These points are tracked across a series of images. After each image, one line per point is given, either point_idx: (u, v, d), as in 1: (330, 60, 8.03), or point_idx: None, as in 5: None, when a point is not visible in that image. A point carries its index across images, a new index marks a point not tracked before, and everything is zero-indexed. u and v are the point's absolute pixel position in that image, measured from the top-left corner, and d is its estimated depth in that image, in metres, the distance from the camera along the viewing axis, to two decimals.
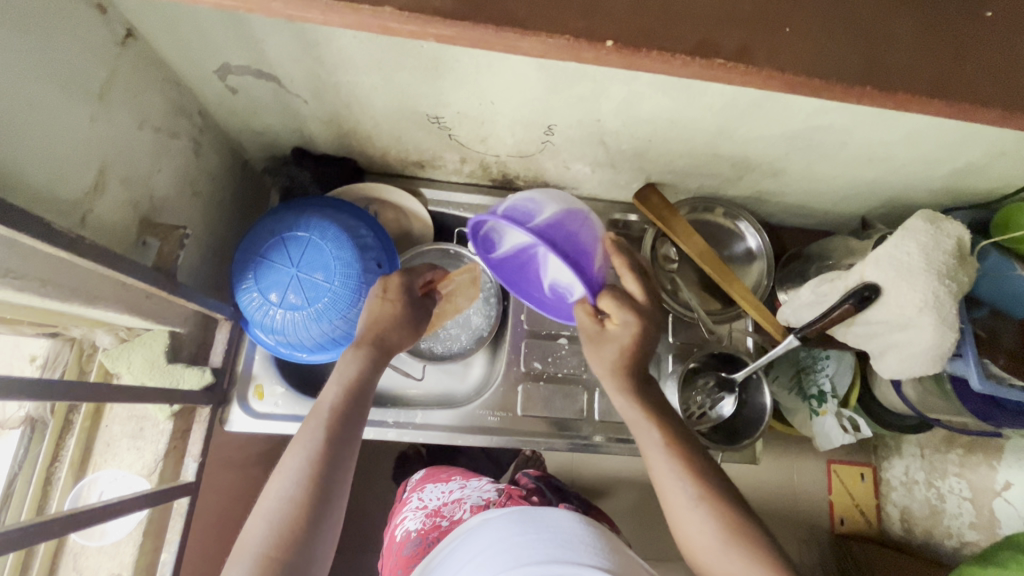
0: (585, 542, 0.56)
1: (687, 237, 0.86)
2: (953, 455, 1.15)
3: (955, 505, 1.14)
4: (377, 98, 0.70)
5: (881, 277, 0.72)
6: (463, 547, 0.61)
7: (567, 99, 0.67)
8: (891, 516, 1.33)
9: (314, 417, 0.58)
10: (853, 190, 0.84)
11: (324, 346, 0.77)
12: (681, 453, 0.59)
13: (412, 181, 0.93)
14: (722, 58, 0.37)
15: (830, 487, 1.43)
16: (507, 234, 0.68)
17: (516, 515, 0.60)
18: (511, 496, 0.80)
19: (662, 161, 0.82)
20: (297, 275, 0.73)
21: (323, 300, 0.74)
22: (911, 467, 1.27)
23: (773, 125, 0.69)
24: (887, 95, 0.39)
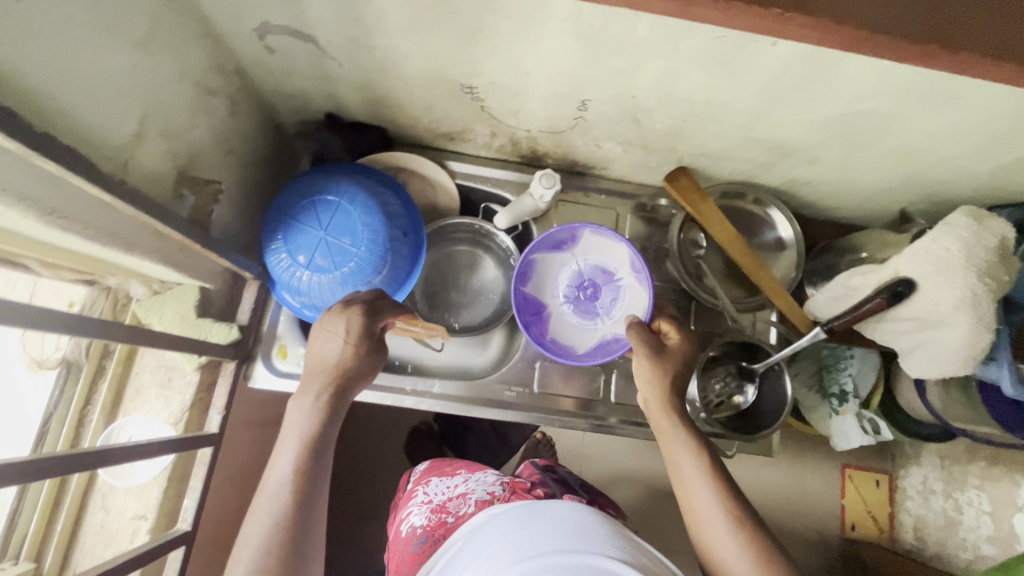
0: (585, 530, 0.58)
1: (717, 223, 0.84)
2: (974, 467, 1.12)
3: (972, 518, 1.12)
4: (412, 65, 0.70)
5: (916, 272, 0.70)
6: (470, 542, 0.63)
7: (603, 72, 0.66)
8: (904, 525, 1.31)
9: (290, 447, 0.64)
10: (891, 184, 0.81)
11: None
12: (718, 483, 0.63)
13: (441, 154, 0.93)
14: (779, 10, 0.37)
15: (843, 492, 1.42)
16: (537, 276, 0.85)
17: (518, 511, 0.63)
18: (515, 490, 0.82)
19: (695, 143, 0.80)
20: (326, 239, 0.74)
21: (349, 265, 0.75)
22: (929, 477, 1.25)
23: (815, 108, 0.67)
24: (949, 54, 0.38)
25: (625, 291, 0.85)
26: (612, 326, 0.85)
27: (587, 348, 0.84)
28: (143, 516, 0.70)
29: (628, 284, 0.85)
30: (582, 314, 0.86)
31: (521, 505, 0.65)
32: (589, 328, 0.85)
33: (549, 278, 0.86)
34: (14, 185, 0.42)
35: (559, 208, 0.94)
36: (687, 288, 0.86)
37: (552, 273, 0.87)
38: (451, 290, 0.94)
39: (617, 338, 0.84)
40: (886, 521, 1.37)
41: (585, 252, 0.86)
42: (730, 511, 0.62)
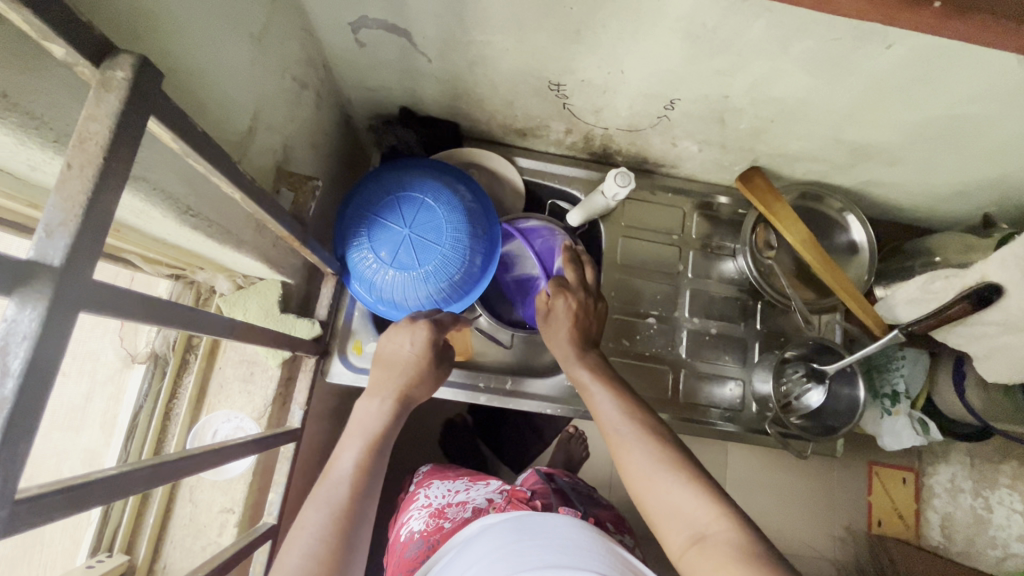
0: (572, 545, 0.58)
1: (790, 223, 0.84)
2: (1006, 466, 1.23)
3: (1003, 517, 1.20)
4: (505, 60, 0.69)
5: (1005, 277, 0.70)
6: (465, 553, 0.64)
7: (701, 72, 0.65)
8: (930, 522, 1.32)
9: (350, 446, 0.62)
10: (967, 187, 0.81)
11: (426, 308, 0.78)
12: (627, 408, 0.66)
13: (509, 150, 0.93)
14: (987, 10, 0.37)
15: (870, 488, 1.40)
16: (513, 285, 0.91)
17: (514, 526, 0.63)
18: (512, 499, 0.82)
19: (775, 143, 0.80)
20: (410, 236, 0.75)
21: (433, 261, 0.75)
22: (958, 475, 1.29)
23: (911, 111, 0.67)
24: None
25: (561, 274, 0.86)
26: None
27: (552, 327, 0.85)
28: (230, 510, 0.70)
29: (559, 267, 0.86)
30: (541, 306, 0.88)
31: (514, 519, 0.65)
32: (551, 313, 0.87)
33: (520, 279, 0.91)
34: (162, 183, 0.42)
35: (626, 207, 0.94)
36: (758, 289, 0.86)
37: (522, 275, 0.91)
38: None
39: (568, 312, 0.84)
40: (913, 518, 1.35)
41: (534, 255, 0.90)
42: (637, 427, 0.63)
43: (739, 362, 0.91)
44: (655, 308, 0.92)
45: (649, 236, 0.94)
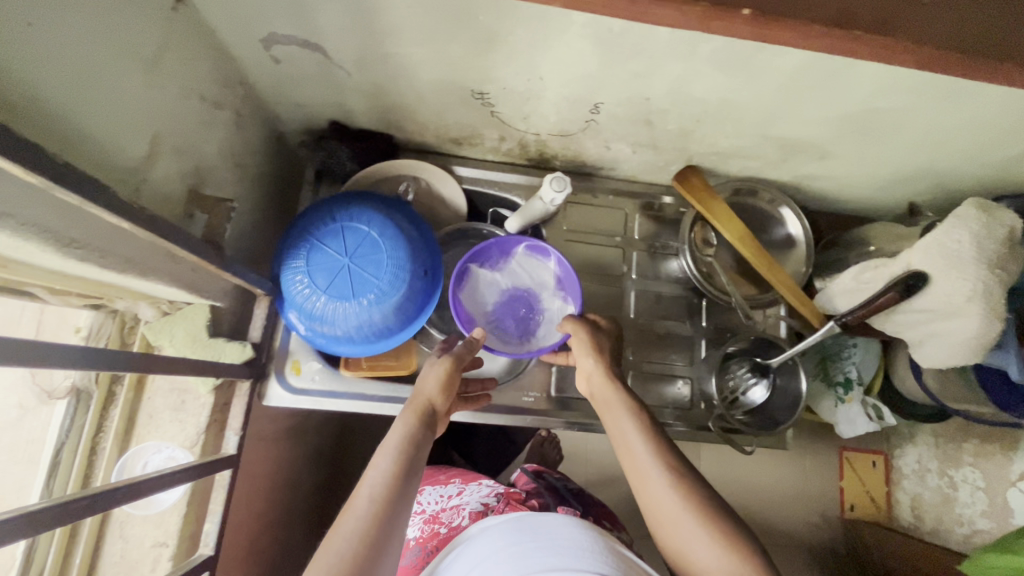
0: (578, 548, 0.58)
1: (727, 221, 0.85)
2: (967, 445, 1.17)
3: (967, 495, 1.16)
4: (425, 72, 0.68)
5: (928, 265, 0.72)
6: (467, 553, 0.64)
7: (619, 75, 0.65)
8: (901, 503, 1.35)
9: (378, 471, 0.60)
10: (897, 177, 0.83)
11: (360, 341, 0.76)
12: (656, 439, 0.65)
13: (447, 159, 0.92)
14: (787, 19, 0.40)
15: (841, 473, 1.47)
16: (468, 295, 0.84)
17: (514, 524, 0.63)
18: (507, 502, 0.88)
19: (705, 142, 0.80)
20: (349, 267, 0.74)
21: (368, 295, 0.74)
22: (923, 457, 1.30)
23: (827, 107, 0.68)
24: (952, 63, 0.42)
25: (549, 310, 0.85)
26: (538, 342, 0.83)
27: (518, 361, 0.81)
28: (163, 544, 0.68)
29: (552, 304, 0.85)
30: (505, 331, 0.84)
31: (517, 517, 0.65)
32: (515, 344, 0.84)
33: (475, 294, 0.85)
34: (32, 218, 0.40)
35: (568, 210, 0.93)
36: (699, 288, 0.86)
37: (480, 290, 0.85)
38: None
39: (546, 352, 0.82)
40: (884, 500, 1.40)
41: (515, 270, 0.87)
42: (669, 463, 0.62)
43: (687, 360, 0.92)
44: (602, 311, 0.92)
45: (593, 239, 0.94)
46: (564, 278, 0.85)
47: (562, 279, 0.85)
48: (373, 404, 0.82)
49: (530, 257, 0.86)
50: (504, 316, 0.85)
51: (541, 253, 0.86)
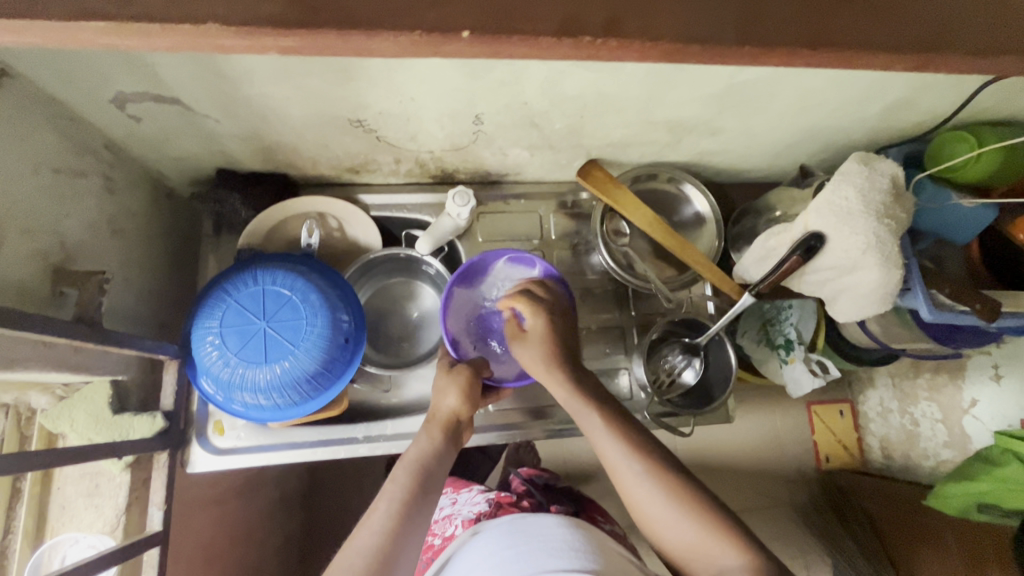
0: (563, 546, 0.66)
1: (634, 207, 0.85)
2: (921, 380, 1.38)
3: (927, 429, 1.36)
4: (296, 109, 0.67)
5: (823, 224, 0.73)
6: (469, 552, 0.73)
7: (489, 84, 0.65)
8: (872, 448, 1.45)
9: (391, 484, 0.64)
10: (791, 140, 0.85)
11: (280, 408, 0.75)
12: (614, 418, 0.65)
13: (349, 188, 0.90)
14: (589, 36, 0.39)
15: (813, 428, 1.49)
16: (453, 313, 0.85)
17: (505, 529, 0.72)
18: (499, 506, 0.95)
19: (597, 135, 0.81)
20: (265, 331, 0.73)
21: (283, 360, 0.73)
22: (885, 397, 1.44)
23: (700, 86, 0.69)
24: (765, 52, 0.42)
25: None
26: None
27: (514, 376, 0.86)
28: None
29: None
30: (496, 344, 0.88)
31: (507, 522, 0.74)
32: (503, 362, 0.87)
33: (459, 313, 0.85)
34: None
35: (481, 221, 0.93)
36: (618, 279, 0.86)
37: (466, 308, 0.86)
38: (394, 323, 0.96)
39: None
40: (856, 446, 1.48)
41: (496, 279, 0.88)
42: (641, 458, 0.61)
43: (621, 351, 0.92)
44: None
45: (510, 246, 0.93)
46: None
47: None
48: (307, 451, 0.80)
49: (514, 266, 0.86)
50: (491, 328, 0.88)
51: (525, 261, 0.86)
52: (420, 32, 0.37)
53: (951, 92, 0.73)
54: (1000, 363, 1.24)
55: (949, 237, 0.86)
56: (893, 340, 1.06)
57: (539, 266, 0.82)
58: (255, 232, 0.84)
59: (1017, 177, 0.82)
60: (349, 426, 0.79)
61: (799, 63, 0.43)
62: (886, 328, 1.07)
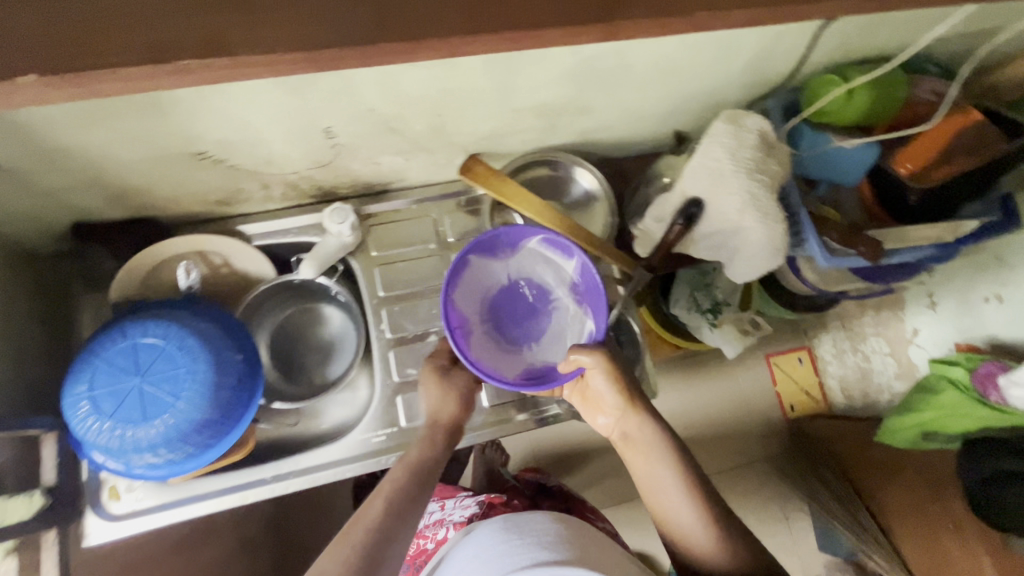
0: (556, 540, 0.69)
1: (518, 197, 0.83)
2: (867, 317, 1.43)
3: (880, 363, 1.41)
4: (125, 152, 0.63)
5: (698, 190, 0.73)
6: (465, 548, 0.75)
7: (321, 96, 0.61)
8: (833, 390, 1.46)
9: (378, 498, 0.61)
10: (669, 105, 0.83)
11: (176, 462, 0.72)
12: (695, 493, 0.65)
13: (228, 221, 0.86)
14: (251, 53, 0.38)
15: (775, 379, 1.48)
16: (463, 286, 0.78)
17: (500, 524, 0.74)
18: (491, 506, 0.96)
19: (466, 131, 0.78)
20: (141, 387, 0.69)
21: (166, 415, 0.69)
22: (836, 339, 1.45)
23: (548, 67, 0.66)
24: (458, 36, 0.41)
25: (558, 314, 0.81)
26: (539, 353, 0.79)
27: (514, 376, 0.77)
28: None
29: (564, 308, 0.81)
30: (505, 336, 0.80)
31: (502, 518, 0.75)
32: (517, 356, 0.79)
33: (470, 287, 0.79)
34: None
35: (373, 234, 0.89)
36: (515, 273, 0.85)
37: (482, 283, 0.80)
38: (305, 350, 0.92)
39: (546, 368, 0.78)
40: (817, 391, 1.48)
41: (522, 264, 0.82)
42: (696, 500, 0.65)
43: None
44: (434, 325, 0.87)
45: (408, 254, 0.90)
46: (583, 283, 0.80)
47: (579, 283, 0.80)
48: (215, 499, 0.77)
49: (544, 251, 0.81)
50: (503, 318, 0.81)
51: (558, 249, 0.81)
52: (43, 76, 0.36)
53: (806, 36, 0.72)
54: (934, 291, 1.27)
55: (838, 180, 0.87)
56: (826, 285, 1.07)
57: (576, 253, 0.77)
58: (128, 283, 0.80)
59: (895, 109, 0.82)
60: (253, 470, 0.76)
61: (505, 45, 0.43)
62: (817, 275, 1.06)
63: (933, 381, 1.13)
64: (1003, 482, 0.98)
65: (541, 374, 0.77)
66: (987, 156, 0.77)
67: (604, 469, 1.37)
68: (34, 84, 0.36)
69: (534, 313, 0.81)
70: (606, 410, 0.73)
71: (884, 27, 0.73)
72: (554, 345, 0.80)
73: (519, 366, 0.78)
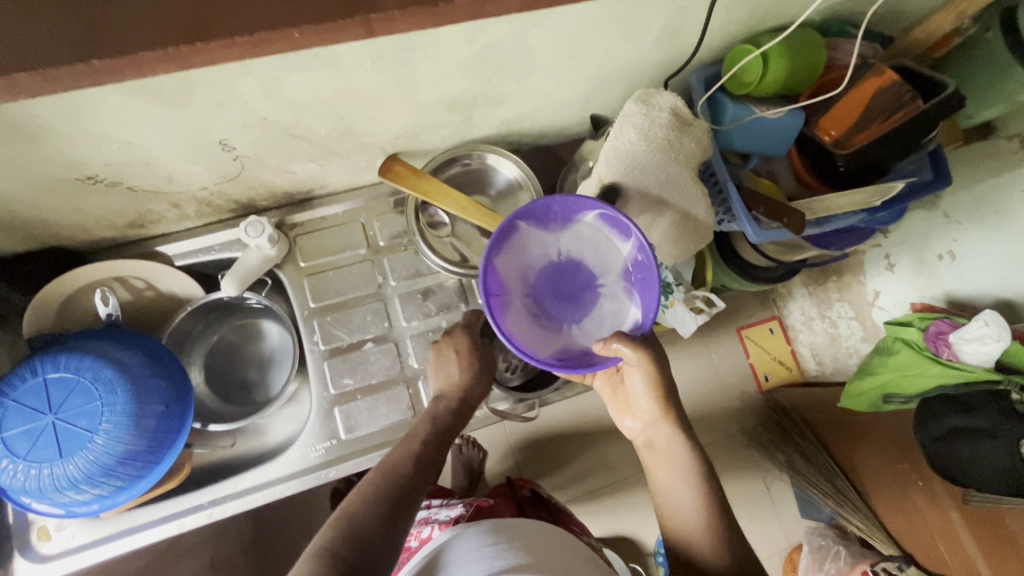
0: (541, 549, 0.69)
1: (439, 194, 0.81)
2: (831, 284, 1.40)
3: (846, 328, 1.38)
4: (4, 181, 0.60)
5: (613, 173, 0.71)
6: (443, 545, 0.72)
7: (203, 108, 0.59)
8: (806, 357, 1.46)
9: (372, 481, 0.60)
10: (587, 87, 0.81)
11: (102, 496, 0.70)
12: (711, 514, 0.65)
13: (146, 243, 0.83)
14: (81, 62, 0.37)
15: (748, 352, 1.48)
16: (506, 253, 0.67)
17: (486, 527, 0.72)
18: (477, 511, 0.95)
19: (377, 131, 0.75)
20: (55, 424, 0.67)
21: (84, 450, 0.67)
22: (806, 304, 1.43)
23: (444, 59, 0.64)
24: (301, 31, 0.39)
25: (605, 297, 0.68)
26: (581, 338, 0.67)
27: (548, 358, 0.66)
28: None
29: (612, 293, 0.68)
30: (548, 314, 0.68)
31: (488, 522, 0.74)
32: (556, 342, 0.67)
33: (514, 256, 0.67)
34: None
35: (300, 244, 0.87)
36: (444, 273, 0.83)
37: (525, 254, 0.68)
38: (244, 368, 0.90)
39: (587, 354, 0.66)
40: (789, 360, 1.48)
41: (575, 236, 0.69)
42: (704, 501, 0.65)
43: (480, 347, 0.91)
44: (370, 332, 0.86)
45: (338, 262, 0.87)
46: (638, 265, 0.67)
47: (634, 265, 0.68)
48: (151, 531, 0.75)
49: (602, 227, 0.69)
50: (548, 293, 0.68)
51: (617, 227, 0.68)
52: None
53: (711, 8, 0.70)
54: (891, 251, 1.25)
55: (768, 150, 0.86)
56: None
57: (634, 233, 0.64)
58: (43, 317, 0.77)
59: (814, 77, 0.81)
60: (187, 497, 0.75)
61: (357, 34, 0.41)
62: None
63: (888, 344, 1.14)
64: (958, 437, 0.96)
65: (580, 360, 0.66)
66: (907, 115, 0.76)
67: (578, 461, 1.35)
68: None
69: (580, 293, 0.68)
70: (636, 412, 0.71)
71: None
72: (597, 331, 0.67)
73: (557, 348, 0.66)
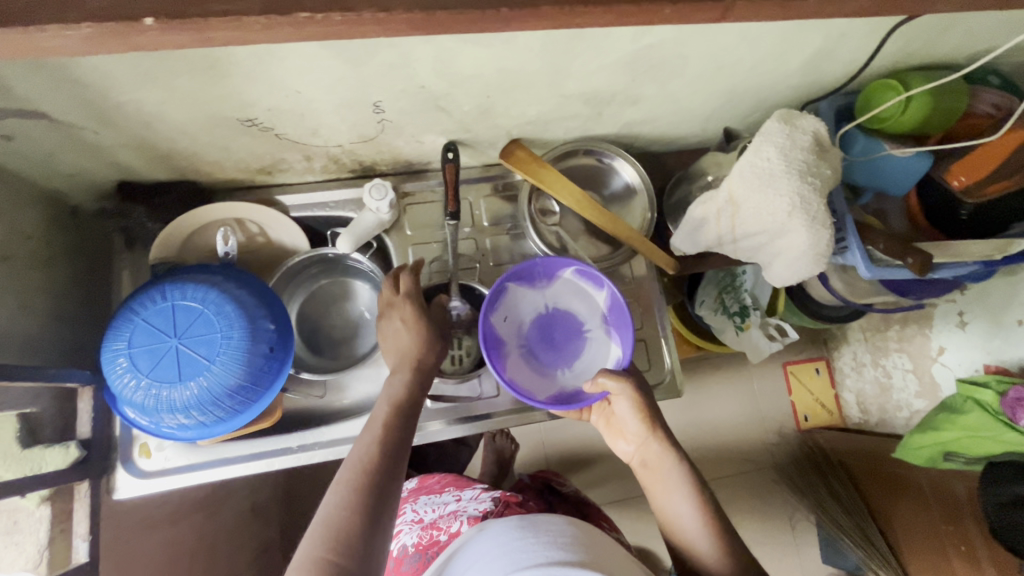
0: (570, 542, 0.66)
1: (561, 185, 0.82)
2: (892, 332, 1.30)
3: (900, 379, 1.29)
4: (178, 114, 0.63)
5: (746, 187, 0.71)
6: (473, 546, 0.72)
7: (377, 70, 0.61)
8: (849, 403, 1.47)
9: (365, 438, 0.63)
10: (719, 101, 0.81)
11: (206, 424, 0.73)
12: (710, 521, 0.65)
13: (267, 189, 0.86)
14: (345, 10, 0.37)
15: (790, 389, 1.51)
16: (499, 313, 0.77)
17: (514, 522, 0.70)
18: (505, 505, 0.93)
19: (513, 114, 0.77)
20: (179, 348, 0.70)
21: (201, 377, 0.70)
22: (858, 352, 1.41)
23: (606, 52, 0.65)
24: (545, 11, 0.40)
25: (592, 342, 0.78)
26: (572, 379, 0.76)
27: (544, 399, 0.74)
28: None
29: (597, 337, 0.78)
30: (544, 361, 0.77)
31: (516, 517, 0.71)
32: (551, 382, 0.76)
33: (506, 314, 0.78)
34: None
35: (409, 213, 0.89)
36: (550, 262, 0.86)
37: (516, 311, 0.78)
38: (332, 326, 0.92)
39: (578, 392, 0.75)
40: (832, 403, 1.51)
41: (559, 292, 0.80)
42: (702, 514, 0.66)
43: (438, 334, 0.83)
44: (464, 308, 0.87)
45: (441, 236, 0.89)
46: (616, 311, 0.77)
47: (612, 312, 0.78)
48: (241, 465, 0.80)
49: (580, 281, 0.79)
50: (540, 343, 0.78)
51: (591, 279, 0.78)
52: (102, 23, 0.35)
53: (869, 38, 0.70)
54: (965, 308, 1.12)
55: (886, 189, 0.85)
56: (857, 296, 1.10)
57: (610, 283, 0.75)
58: (167, 246, 0.80)
59: (953, 121, 0.79)
60: (280, 438, 0.79)
61: (590, 22, 0.42)
62: (849, 285, 1.10)
63: (957, 400, 1.02)
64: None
65: (572, 398, 0.74)
66: None
67: (609, 468, 1.40)
68: (125, 29, 0.36)
69: (569, 339, 0.78)
70: (628, 436, 0.73)
71: (956, 29, 0.70)
72: (587, 372, 0.77)
73: (551, 389, 0.75)
